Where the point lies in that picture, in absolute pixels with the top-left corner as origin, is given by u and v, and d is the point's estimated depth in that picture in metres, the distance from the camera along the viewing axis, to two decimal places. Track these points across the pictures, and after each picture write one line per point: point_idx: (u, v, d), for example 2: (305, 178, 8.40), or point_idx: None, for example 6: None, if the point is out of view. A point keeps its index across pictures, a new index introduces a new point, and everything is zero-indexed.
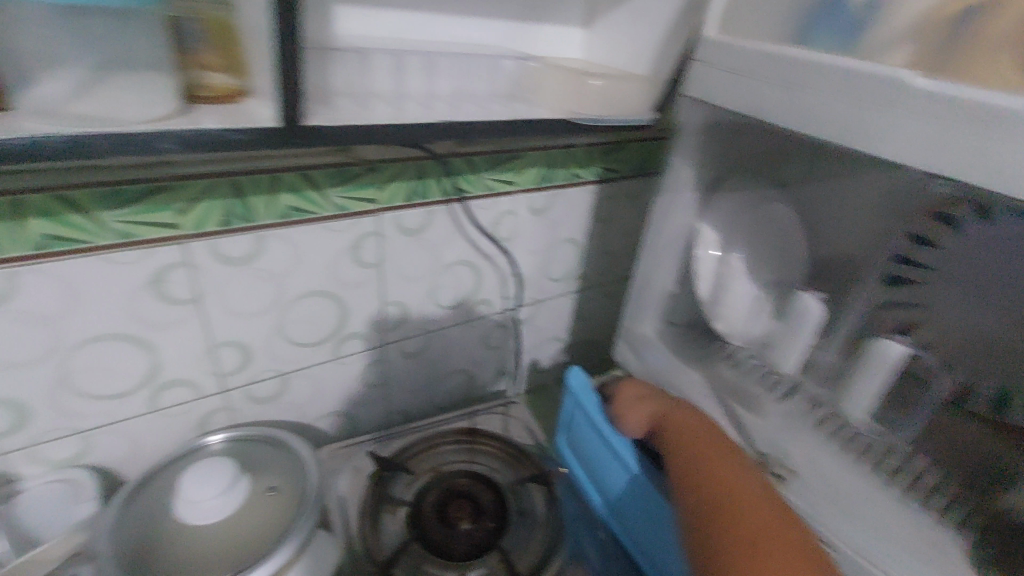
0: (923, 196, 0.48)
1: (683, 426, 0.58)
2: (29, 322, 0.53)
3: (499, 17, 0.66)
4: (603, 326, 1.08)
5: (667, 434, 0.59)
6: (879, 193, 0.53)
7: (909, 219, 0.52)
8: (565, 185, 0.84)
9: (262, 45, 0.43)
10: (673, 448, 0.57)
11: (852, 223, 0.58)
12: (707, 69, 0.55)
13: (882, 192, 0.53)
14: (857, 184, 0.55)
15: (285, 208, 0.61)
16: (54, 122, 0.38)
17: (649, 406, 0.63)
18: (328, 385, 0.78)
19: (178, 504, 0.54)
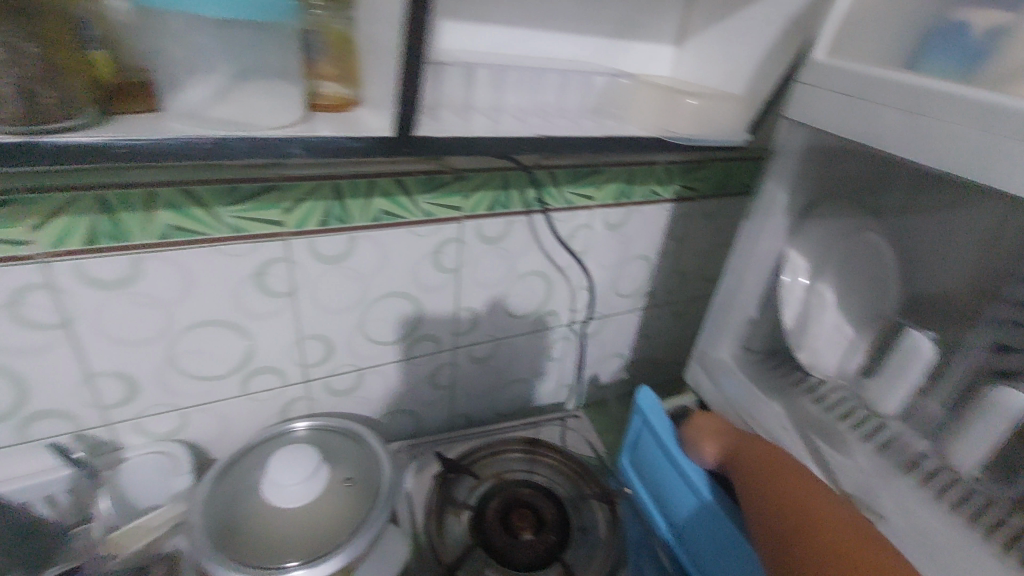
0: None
1: (757, 462, 0.58)
2: (149, 304, 0.57)
3: (594, 34, 0.67)
4: (668, 345, 1.06)
5: (740, 468, 0.58)
6: (986, 234, 0.53)
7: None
8: (643, 203, 0.83)
9: (385, 60, 0.46)
10: (749, 483, 0.57)
11: (953, 258, 0.56)
12: (813, 91, 0.54)
13: (989, 223, 0.52)
14: (965, 216, 0.54)
15: (377, 212, 0.64)
16: (200, 126, 0.41)
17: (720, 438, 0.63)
18: (398, 383, 0.80)
19: (268, 486, 0.57)
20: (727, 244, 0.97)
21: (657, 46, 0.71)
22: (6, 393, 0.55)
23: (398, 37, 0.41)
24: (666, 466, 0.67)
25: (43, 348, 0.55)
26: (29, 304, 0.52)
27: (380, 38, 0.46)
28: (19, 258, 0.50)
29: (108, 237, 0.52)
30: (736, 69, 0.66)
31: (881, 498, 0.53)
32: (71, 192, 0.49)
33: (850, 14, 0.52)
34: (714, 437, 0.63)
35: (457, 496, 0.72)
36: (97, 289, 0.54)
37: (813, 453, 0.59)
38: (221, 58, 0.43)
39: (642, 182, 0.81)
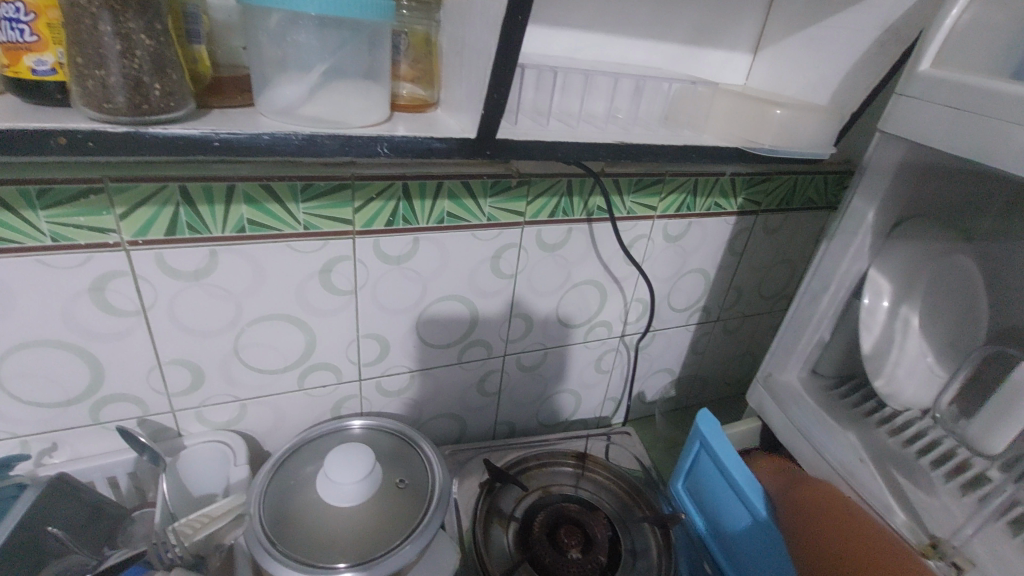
0: None
1: (818, 501, 0.56)
2: (219, 296, 0.58)
3: (670, 40, 0.65)
4: (718, 364, 1.02)
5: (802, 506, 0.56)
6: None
7: None
8: (705, 216, 0.80)
9: (471, 61, 0.46)
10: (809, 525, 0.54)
11: None
12: (913, 103, 0.51)
13: None
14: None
15: (442, 213, 0.63)
16: (294, 124, 0.42)
17: (784, 478, 0.61)
18: (448, 387, 0.80)
19: (325, 484, 0.57)
20: (788, 262, 0.93)
21: (734, 53, 0.69)
22: (84, 375, 0.57)
23: (492, 38, 0.41)
24: (725, 492, 0.63)
25: (123, 333, 0.57)
26: (112, 290, 0.54)
27: (468, 39, 0.46)
28: (107, 245, 0.52)
29: (188, 228, 0.53)
30: (817, 80, 0.64)
31: (970, 541, 0.50)
32: (158, 183, 0.50)
33: (961, 21, 0.49)
34: (777, 478, 0.61)
35: (503, 506, 0.70)
36: (175, 279, 0.56)
37: (892, 486, 0.56)
38: (314, 58, 0.44)
39: (707, 193, 0.78)
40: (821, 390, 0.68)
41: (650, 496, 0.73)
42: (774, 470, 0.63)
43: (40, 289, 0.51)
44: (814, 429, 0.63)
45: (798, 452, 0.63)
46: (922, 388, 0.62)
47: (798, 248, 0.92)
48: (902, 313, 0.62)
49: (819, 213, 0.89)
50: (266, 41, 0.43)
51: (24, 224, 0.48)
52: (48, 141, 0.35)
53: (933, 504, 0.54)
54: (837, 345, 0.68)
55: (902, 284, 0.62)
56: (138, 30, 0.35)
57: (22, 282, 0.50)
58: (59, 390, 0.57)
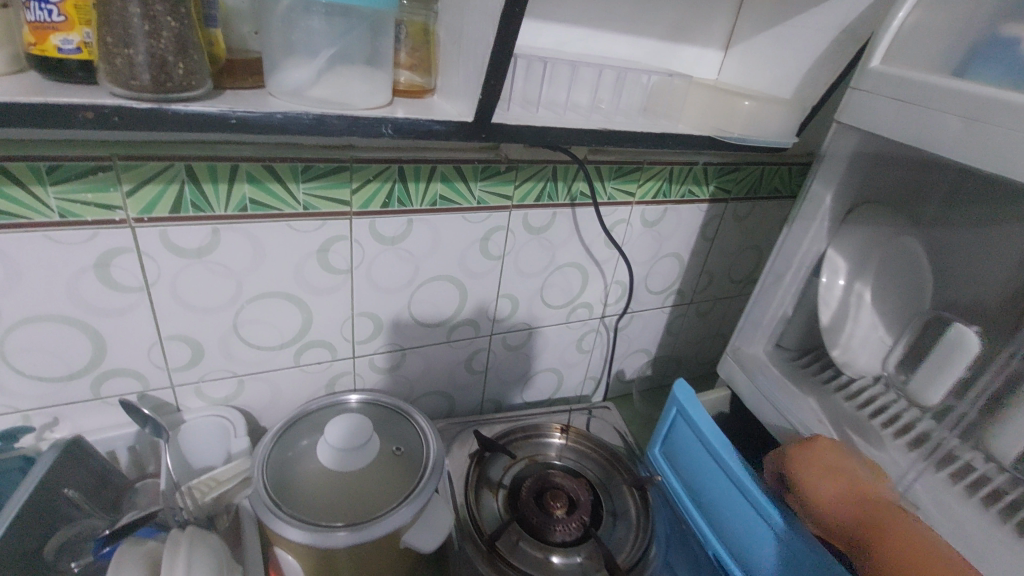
0: None
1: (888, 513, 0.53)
2: (221, 273, 0.60)
3: (649, 36, 0.69)
4: (690, 345, 1.08)
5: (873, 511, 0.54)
6: (1014, 251, 0.59)
7: None
8: (680, 202, 0.85)
9: (469, 51, 0.49)
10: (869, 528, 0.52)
11: (990, 272, 0.61)
12: (868, 96, 0.56)
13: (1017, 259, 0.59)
14: (1000, 238, 0.60)
15: (435, 195, 0.67)
16: (303, 104, 0.45)
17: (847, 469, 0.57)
18: (437, 365, 0.83)
19: (328, 451, 0.61)
20: (755, 247, 0.99)
21: (707, 49, 0.74)
22: (87, 350, 0.59)
23: (491, 28, 0.45)
24: (700, 454, 0.68)
25: (127, 309, 0.58)
26: (117, 266, 0.56)
27: (466, 30, 0.49)
28: (113, 222, 0.53)
29: (193, 207, 0.56)
30: (783, 75, 0.69)
31: (912, 487, 0.56)
32: (165, 162, 0.53)
33: (908, 22, 0.55)
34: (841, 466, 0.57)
35: (492, 474, 0.74)
36: (179, 256, 0.58)
37: (846, 443, 0.62)
38: (321, 45, 0.47)
39: (682, 181, 0.83)
40: (785, 362, 0.74)
41: (630, 463, 0.77)
42: (814, 465, 0.57)
43: (47, 265, 0.53)
44: (778, 395, 0.68)
45: (764, 417, 0.69)
46: (874, 357, 0.68)
47: (765, 235, 0.98)
48: (856, 290, 0.69)
49: (783, 202, 0.95)
50: (277, 28, 0.46)
51: (35, 201, 0.50)
52: (76, 115, 0.37)
53: (883, 458, 0.60)
54: (799, 320, 0.74)
55: (857, 263, 0.68)
56: (164, 13, 0.37)
57: (28, 258, 0.52)
58: (63, 365, 0.58)
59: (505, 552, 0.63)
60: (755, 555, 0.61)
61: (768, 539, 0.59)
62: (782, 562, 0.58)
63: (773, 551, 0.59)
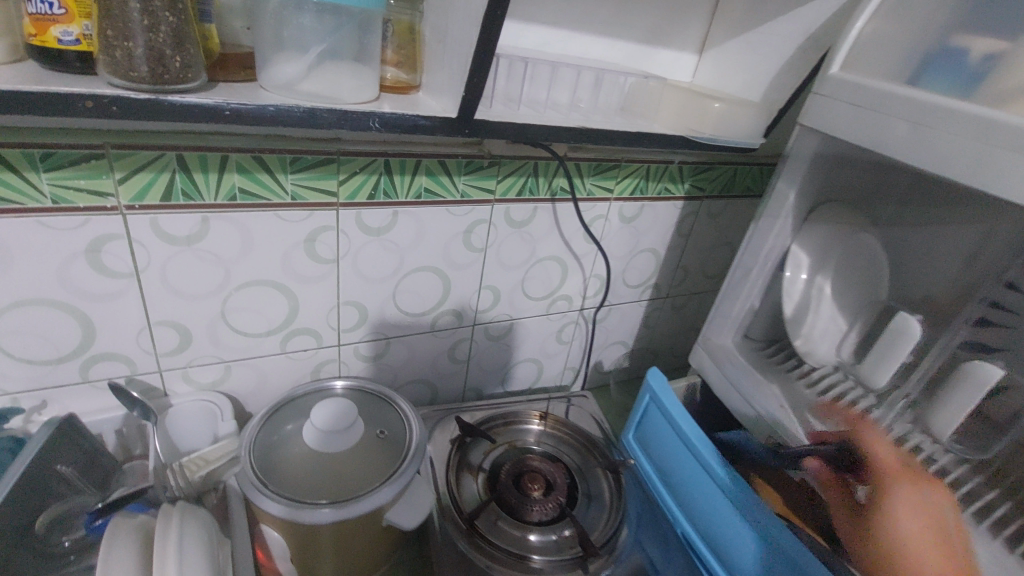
0: (995, 245, 0.60)
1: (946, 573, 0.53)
2: (210, 260, 0.62)
3: (627, 38, 0.73)
4: (666, 338, 1.12)
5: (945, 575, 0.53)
6: (966, 246, 0.63)
7: (983, 275, 0.61)
8: (656, 199, 0.89)
9: (454, 50, 0.52)
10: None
11: (934, 269, 0.66)
12: (828, 101, 0.60)
13: (962, 256, 0.63)
14: (946, 236, 0.65)
15: (419, 188, 0.69)
16: (295, 97, 0.48)
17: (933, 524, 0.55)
18: (421, 353, 0.85)
19: (314, 433, 0.63)
20: (728, 244, 1.03)
21: (682, 53, 0.77)
22: (76, 334, 0.60)
23: (475, 29, 0.48)
24: (670, 437, 0.72)
25: (116, 294, 0.60)
26: (107, 252, 0.57)
27: (451, 30, 0.52)
28: (104, 208, 0.55)
29: (183, 195, 0.57)
30: (752, 79, 0.73)
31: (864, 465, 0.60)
32: (157, 151, 0.54)
33: (867, 30, 0.58)
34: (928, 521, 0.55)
35: (473, 459, 0.77)
36: (168, 243, 0.59)
37: (805, 426, 0.67)
38: (311, 41, 0.49)
39: (658, 179, 0.87)
40: (752, 352, 0.78)
41: (605, 448, 0.81)
42: (913, 507, 0.55)
43: (38, 250, 0.54)
44: (744, 382, 0.72)
45: (731, 403, 0.73)
46: (833, 347, 0.73)
47: (737, 232, 1.02)
48: (817, 283, 0.73)
49: (755, 201, 1.00)
50: (269, 23, 0.48)
51: (28, 187, 0.51)
52: (76, 104, 0.39)
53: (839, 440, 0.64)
54: (765, 313, 0.78)
55: (819, 258, 0.73)
56: (162, 8, 0.39)
57: (20, 242, 0.53)
58: (52, 349, 0.60)
59: (483, 529, 0.66)
60: (719, 530, 0.65)
61: (731, 516, 0.63)
62: (744, 537, 0.62)
63: (735, 527, 0.63)
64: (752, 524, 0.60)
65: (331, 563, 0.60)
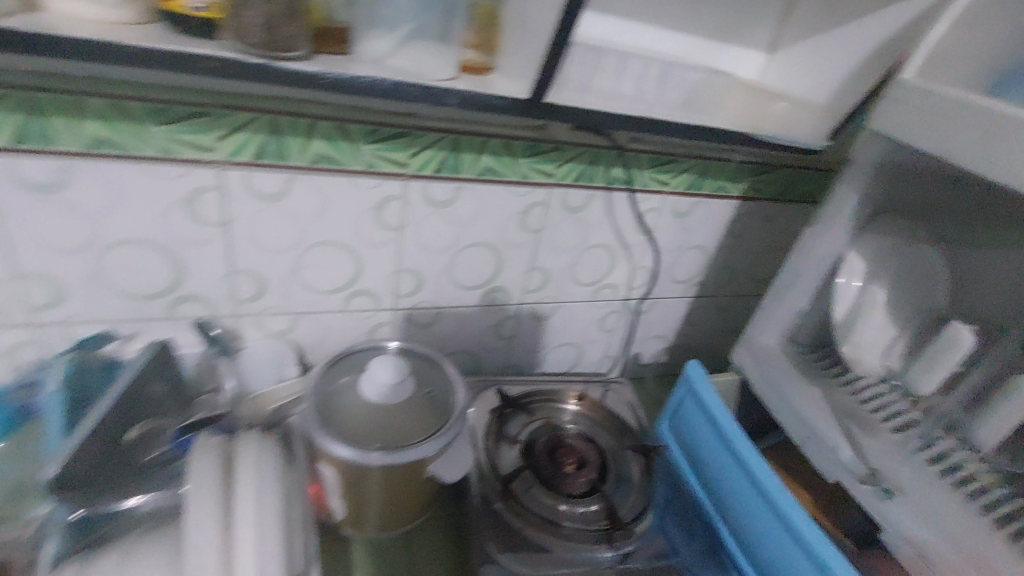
0: None
1: None
2: (289, 218, 0.68)
3: (697, 33, 0.74)
4: (708, 337, 1.12)
5: None
6: None
7: None
8: (711, 196, 0.90)
9: (531, 36, 0.55)
10: None
11: (999, 292, 0.65)
12: (897, 105, 0.60)
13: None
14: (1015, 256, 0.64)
15: (483, 167, 0.73)
16: (384, 70, 0.52)
17: None
18: (468, 326, 0.89)
19: (364, 384, 0.67)
20: (780, 248, 1.02)
21: (751, 51, 0.77)
22: (169, 273, 0.67)
23: (553, 17, 0.50)
24: (706, 428, 0.73)
25: (205, 241, 0.66)
26: (203, 203, 0.63)
27: (531, 17, 0.55)
28: (203, 161, 0.61)
29: (272, 156, 0.63)
30: (821, 81, 0.73)
31: (899, 474, 0.61)
32: (255, 113, 0.60)
33: (946, 37, 0.57)
34: None
35: (510, 429, 0.81)
36: (255, 198, 0.65)
37: (844, 431, 0.67)
38: (400, 21, 0.53)
39: (715, 176, 0.87)
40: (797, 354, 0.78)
41: (638, 434, 0.83)
42: None
43: (144, 194, 0.61)
44: (785, 384, 0.73)
45: (769, 402, 0.74)
46: (880, 357, 0.72)
47: (791, 237, 1.02)
48: (870, 291, 0.72)
49: (812, 208, 0.99)
50: (365, 3, 0.53)
51: (142, 137, 0.58)
52: (197, 63, 0.45)
53: (877, 446, 0.65)
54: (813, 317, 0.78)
55: (873, 266, 0.72)
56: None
57: (133, 185, 0.60)
58: (147, 285, 0.67)
59: (517, 492, 0.70)
60: (746, 521, 0.67)
61: (762, 508, 0.64)
62: (772, 529, 0.63)
63: (764, 519, 0.64)
64: (780, 517, 0.61)
65: (377, 504, 0.66)
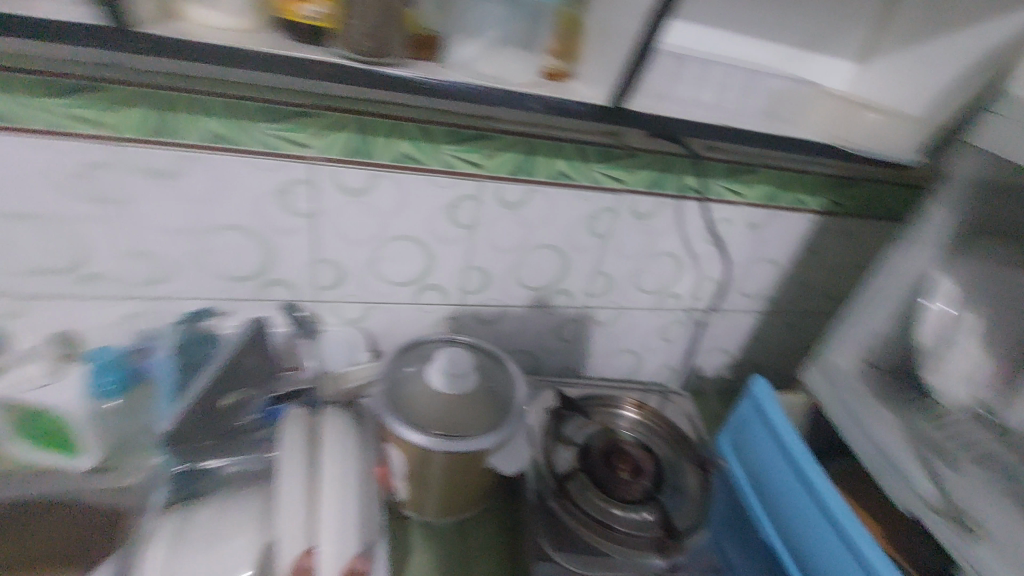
0: None
1: None
2: (371, 212, 0.72)
3: (782, 42, 0.72)
4: (775, 354, 1.08)
5: None
6: None
7: None
8: (788, 210, 0.87)
9: (615, 44, 0.56)
10: None
11: None
12: (1004, 121, 0.56)
13: None
14: None
15: (555, 170, 0.74)
16: (472, 75, 0.55)
17: None
18: (530, 325, 0.91)
19: (431, 373, 0.69)
20: (859, 267, 0.98)
21: (838, 60, 0.75)
22: (262, 258, 0.73)
23: (637, 27, 0.51)
24: (770, 449, 0.71)
25: (295, 230, 0.72)
26: (296, 195, 0.69)
27: (614, 26, 0.56)
28: (299, 156, 0.66)
29: (360, 153, 0.67)
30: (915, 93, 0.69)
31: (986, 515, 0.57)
32: (347, 114, 0.64)
33: None
34: None
35: (567, 431, 0.81)
36: (342, 193, 0.70)
37: (924, 463, 0.63)
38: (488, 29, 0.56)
39: (792, 189, 0.85)
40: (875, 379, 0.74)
41: (699, 448, 0.81)
42: None
43: (246, 185, 0.67)
44: (859, 407, 0.70)
45: (841, 423, 0.70)
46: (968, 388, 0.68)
47: (872, 255, 0.97)
48: None
49: (897, 225, 0.94)
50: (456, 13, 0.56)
51: (249, 134, 0.63)
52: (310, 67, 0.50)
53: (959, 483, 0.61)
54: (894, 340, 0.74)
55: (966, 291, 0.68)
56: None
57: (237, 177, 0.66)
58: (242, 267, 0.73)
59: (573, 494, 0.71)
60: (811, 547, 0.65)
61: (829, 538, 0.62)
62: (839, 560, 0.60)
63: (831, 549, 0.62)
64: (849, 547, 0.59)
65: (437, 490, 0.68)
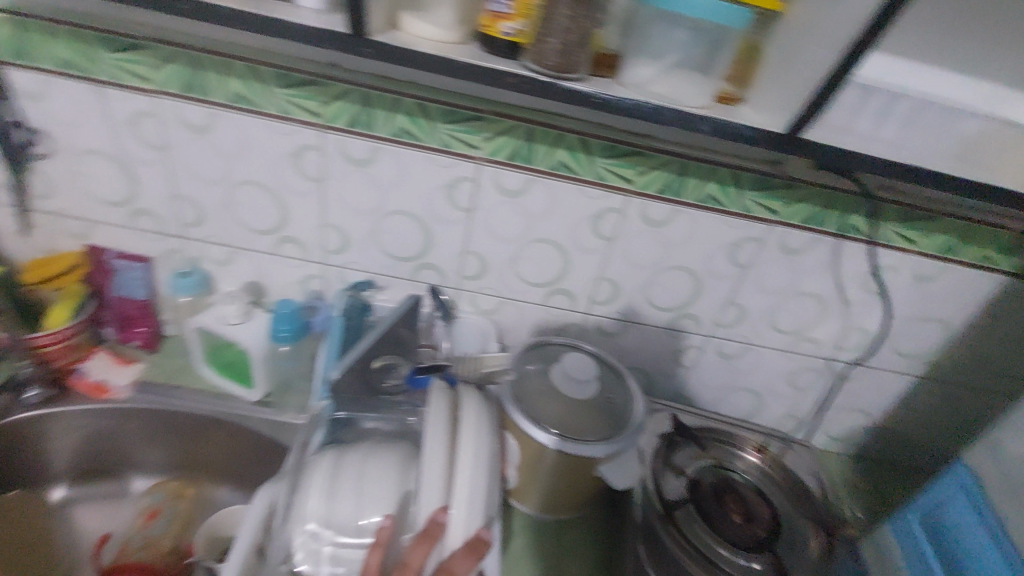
0: None
1: None
2: (521, 213, 0.77)
3: (988, 80, 0.65)
4: (927, 428, 0.96)
5: None
6: None
7: None
8: (969, 265, 0.78)
9: (798, 72, 0.55)
10: None
11: None
12: None
13: None
14: None
15: (705, 194, 0.74)
16: (644, 95, 0.58)
17: None
18: (652, 345, 0.90)
19: (554, 374, 0.72)
20: None
21: None
22: (419, 242, 0.81)
23: (828, 58, 0.50)
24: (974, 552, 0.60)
25: (452, 222, 0.78)
26: (459, 190, 0.75)
27: (799, 55, 0.55)
28: (468, 156, 0.72)
29: (522, 158, 0.72)
30: None
31: None
32: (517, 122, 0.70)
33: None
34: None
35: (677, 460, 0.80)
36: (498, 193, 0.75)
37: None
38: (667, 51, 0.58)
39: (977, 243, 0.76)
40: None
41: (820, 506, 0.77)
42: None
43: (419, 176, 0.74)
44: None
45: None
46: None
47: None
48: None
49: None
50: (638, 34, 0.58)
51: (431, 131, 0.71)
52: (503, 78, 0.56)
53: None
54: None
55: None
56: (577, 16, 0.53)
57: (413, 168, 0.74)
58: (401, 249, 0.81)
59: (680, 521, 0.70)
60: None
61: None
62: None
63: None
64: None
65: (545, 487, 0.71)
